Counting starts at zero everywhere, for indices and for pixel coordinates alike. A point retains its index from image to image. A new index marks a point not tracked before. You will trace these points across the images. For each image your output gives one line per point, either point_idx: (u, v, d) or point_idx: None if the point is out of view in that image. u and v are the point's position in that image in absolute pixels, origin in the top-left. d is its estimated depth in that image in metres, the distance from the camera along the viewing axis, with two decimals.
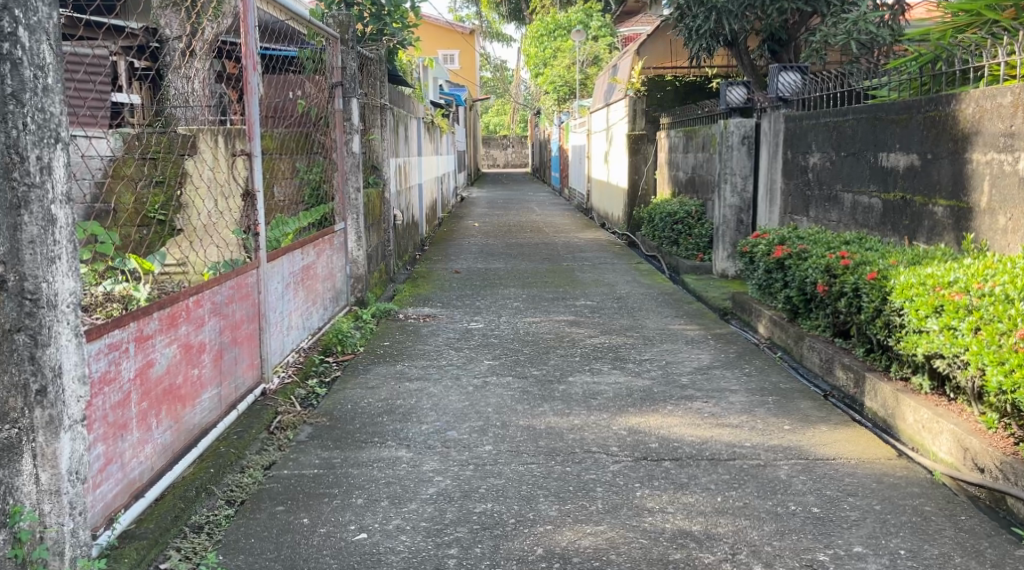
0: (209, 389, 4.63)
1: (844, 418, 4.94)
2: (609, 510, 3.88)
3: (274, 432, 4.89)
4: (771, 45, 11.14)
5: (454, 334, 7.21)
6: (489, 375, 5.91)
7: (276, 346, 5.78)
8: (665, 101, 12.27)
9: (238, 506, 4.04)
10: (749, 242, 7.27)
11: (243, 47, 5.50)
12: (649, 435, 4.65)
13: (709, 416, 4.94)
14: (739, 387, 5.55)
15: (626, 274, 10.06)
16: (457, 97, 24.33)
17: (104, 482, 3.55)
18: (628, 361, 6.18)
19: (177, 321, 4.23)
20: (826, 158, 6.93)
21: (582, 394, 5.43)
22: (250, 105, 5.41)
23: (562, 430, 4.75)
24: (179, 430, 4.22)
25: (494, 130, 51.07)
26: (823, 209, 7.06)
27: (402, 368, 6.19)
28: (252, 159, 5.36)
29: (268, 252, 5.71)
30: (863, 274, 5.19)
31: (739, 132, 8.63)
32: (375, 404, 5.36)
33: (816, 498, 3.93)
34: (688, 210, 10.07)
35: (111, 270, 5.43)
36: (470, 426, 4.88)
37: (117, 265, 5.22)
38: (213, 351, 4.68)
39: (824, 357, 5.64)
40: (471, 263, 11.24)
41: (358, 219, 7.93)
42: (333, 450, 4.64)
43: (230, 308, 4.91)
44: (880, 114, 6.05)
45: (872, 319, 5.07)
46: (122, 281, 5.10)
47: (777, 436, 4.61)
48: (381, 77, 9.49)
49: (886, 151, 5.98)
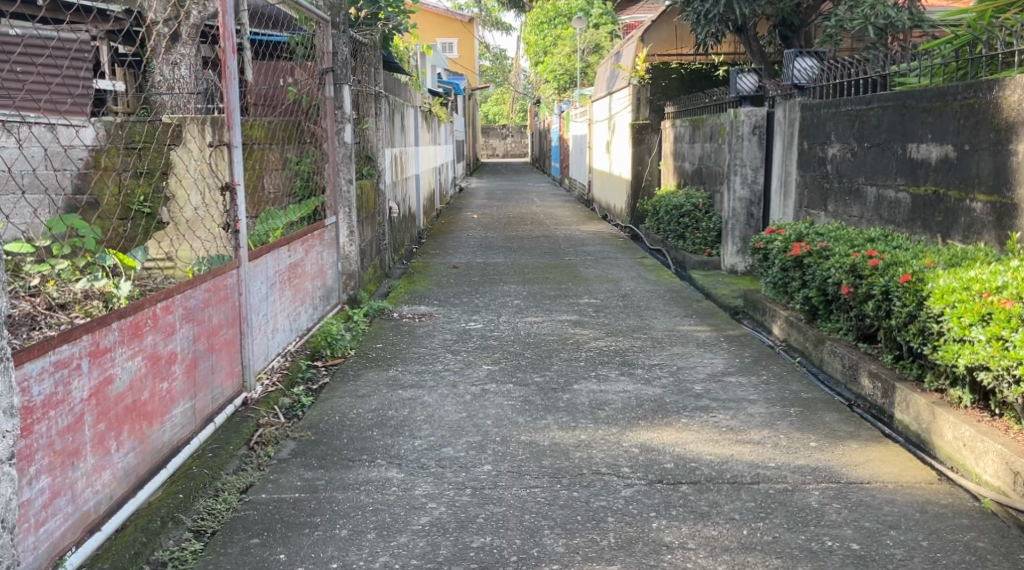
0: (183, 403, 4.24)
1: (875, 432, 4.51)
2: (623, 546, 3.49)
3: (254, 447, 4.48)
4: (782, 30, 10.73)
5: (452, 336, 6.80)
6: (488, 383, 5.48)
7: (259, 351, 5.35)
8: (670, 89, 11.82)
9: (208, 540, 3.68)
10: (763, 238, 6.84)
11: (220, 27, 5.00)
12: (663, 453, 4.24)
13: (728, 431, 4.53)
14: (757, 396, 5.13)
15: (632, 269, 9.63)
16: (455, 85, 23.86)
17: (49, 519, 3.25)
18: (637, 367, 5.77)
19: (142, 330, 3.86)
20: (847, 149, 6.51)
21: (588, 404, 5.02)
22: (228, 92, 4.98)
23: (568, 447, 4.33)
24: (146, 451, 3.86)
25: (492, 119, 50.54)
26: (844, 204, 6.64)
27: (395, 374, 5.79)
28: (232, 150, 4.97)
29: (250, 251, 5.27)
30: (895, 276, 4.77)
31: (750, 122, 8.22)
32: (364, 416, 4.95)
33: (855, 532, 3.54)
34: (695, 202, 9.64)
35: (91, 266, 5.10)
36: (468, 441, 4.48)
37: (99, 261, 5.02)
38: (187, 361, 4.28)
39: (848, 363, 5.23)
40: (469, 257, 10.83)
41: (351, 212, 7.44)
42: (317, 470, 4.23)
43: (207, 313, 4.51)
44: (909, 102, 5.64)
45: (905, 325, 4.66)
46: (101, 277, 4.80)
47: (804, 455, 4.20)
48: (376, 64, 9.07)
49: (916, 142, 5.57)
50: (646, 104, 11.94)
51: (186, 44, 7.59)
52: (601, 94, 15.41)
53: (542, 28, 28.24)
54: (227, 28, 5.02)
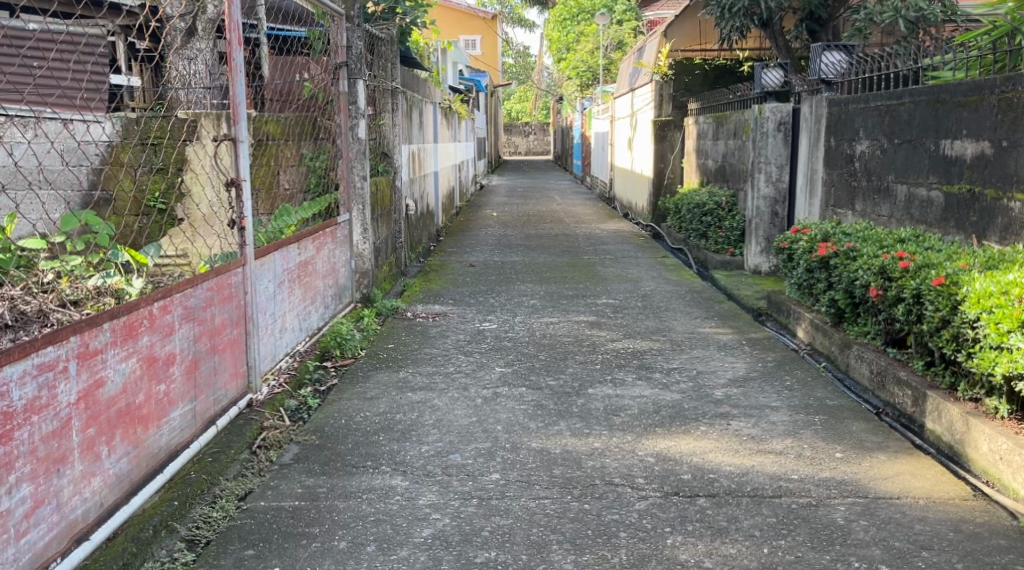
0: (183, 405, 4.06)
1: (905, 443, 4.30)
2: (635, 564, 3.30)
3: (256, 452, 4.29)
4: (809, 24, 10.50)
5: (465, 336, 6.60)
6: (500, 386, 5.29)
7: (265, 351, 5.18)
8: (694, 85, 11.59)
9: (201, 551, 3.51)
10: (789, 238, 6.63)
11: (227, 19, 4.80)
12: (680, 463, 4.03)
13: (749, 440, 4.32)
14: (781, 404, 4.92)
15: (652, 269, 9.42)
16: (476, 82, 23.70)
17: (31, 528, 3.12)
18: (655, 371, 5.57)
19: (137, 330, 3.69)
20: (877, 146, 6.29)
21: (603, 410, 4.83)
22: (235, 85, 4.78)
23: (580, 456, 4.13)
24: (141, 456, 3.69)
25: (514, 116, 50.33)
26: (872, 203, 6.41)
27: (405, 376, 5.61)
28: (238, 145, 4.79)
29: (257, 249, 5.09)
30: (927, 278, 4.55)
31: (775, 118, 7.99)
32: (371, 420, 4.76)
33: (883, 553, 3.33)
34: (718, 201, 9.40)
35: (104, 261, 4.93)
36: (476, 448, 4.29)
37: (112, 257, 4.77)
38: (187, 362, 4.10)
39: (877, 370, 5.01)
40: (487, 255, 10.64)
41: (365, 210, 7.17)
42: (320, 477, 4.05)
43: (209, 313, 4.33)
44: (943, 96, 5.41)
45: (938, 330, 4.45)
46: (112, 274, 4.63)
47: (829, 467, 3.98)
48: (393, 58, 8.92)
49: (950, 138, 5.34)
50: (668, 100, 11.73)
51: (203, 38, 7.49)
52: (623, 91, 15.19)
53: (565, 24, 28.01)
54: (233, 19, 4.83)
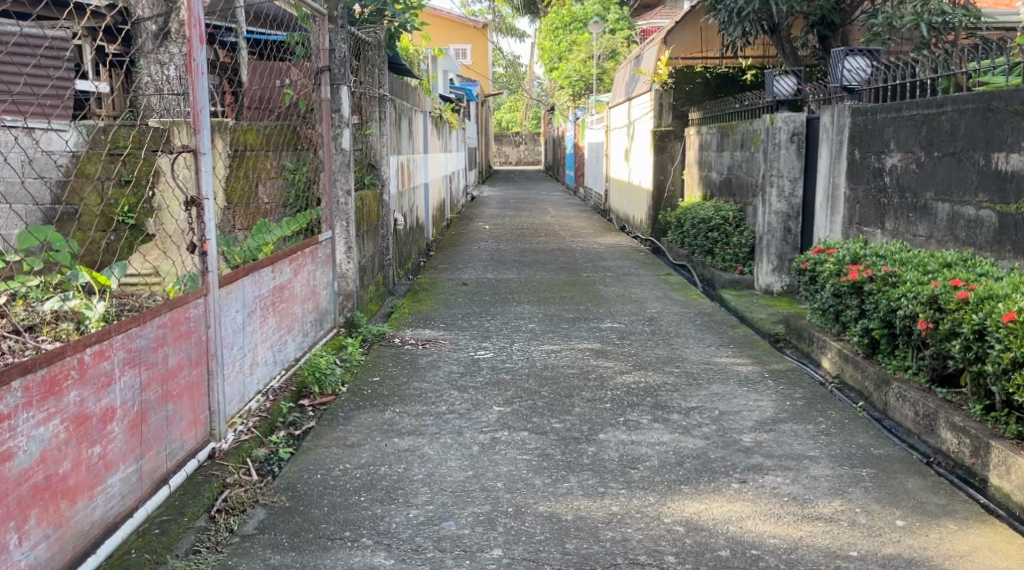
0: (126, 467, 3.43)
1: (972, 506, 3.74)
2: None
3: (214, 517, 3.69)
4: (821, 29, 9.93)
5: (458, 368, 5.98)
6: (499, 431, 4.67)
7: (231, 392, 4.53)
8: (695, 93, 10.92)
9: None
10: (810, 258, 6.02)
11: (187, 13, 4.14)
12: (715, 535, 3.50)
13: (790, 502, 3.73)
14: (820, 453, 4.31)
15: (656, 288, 8.83)
16: (466, 90, 22.93)
17: None
18: (672, 412, 4.94)
19: (61, 387, 3.11)
20: (911, 159, 5.71)
21: (618, 461, 4.21)
22: (196, 90, 4.13)
23: (596, 524, 3.57)
24: (67, 537, 3.12)
25: (506, 127, 49.56)
26: (905, 222, 5.83)
27: (390, 417, 4.98)
28: (200, 157, 4.16)
29: (222, 275, 4.45)
30: (993, 312, 3.98)
31: (788, 128, 7.42)
32: (352, 475, 4.14)
33: None
34: (725, 216, 8.79)
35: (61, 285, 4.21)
36: (474, 514, 3.68)
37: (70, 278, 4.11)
38: (132, 416, 3.48)
39: (923, 413, 4.43)
40: (480, 273, 10.00)
41: (348, 226, 6.58)
42: (288, 554, 3.45)
43: (162, 354, 3.69)
44: (995, 104, 4.85)
45: (1005, 371, 3.88)
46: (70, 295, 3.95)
47: (891, 541, 3.45)
48: (379, 64, 8.25)
49: (1005, 152, 4.78)
50: (668, 110, 11.10)
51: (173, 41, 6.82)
52: (620, 99, 14.58)
53: (557, 32, 27.22)
54: (195, 14, 4.16)
